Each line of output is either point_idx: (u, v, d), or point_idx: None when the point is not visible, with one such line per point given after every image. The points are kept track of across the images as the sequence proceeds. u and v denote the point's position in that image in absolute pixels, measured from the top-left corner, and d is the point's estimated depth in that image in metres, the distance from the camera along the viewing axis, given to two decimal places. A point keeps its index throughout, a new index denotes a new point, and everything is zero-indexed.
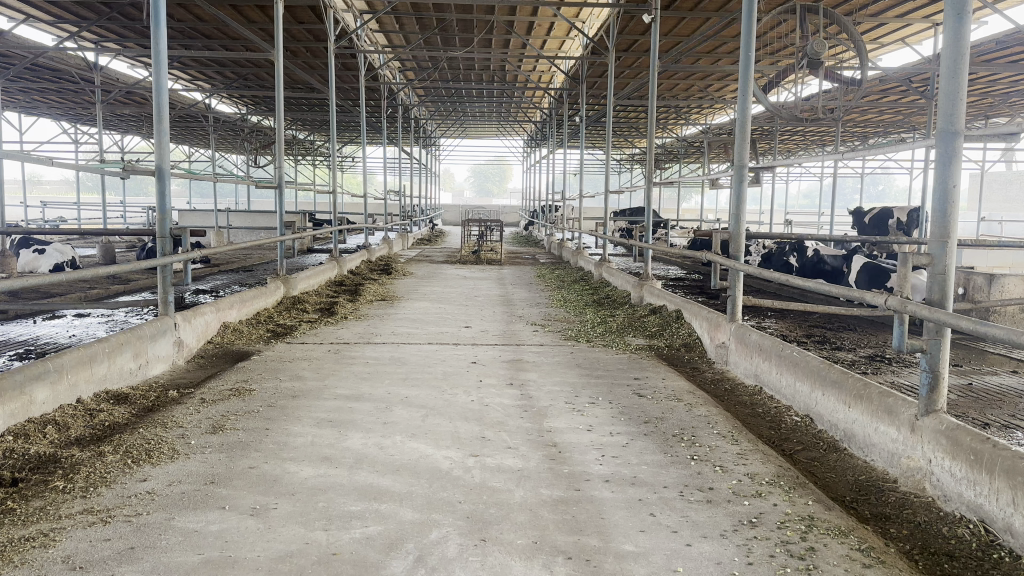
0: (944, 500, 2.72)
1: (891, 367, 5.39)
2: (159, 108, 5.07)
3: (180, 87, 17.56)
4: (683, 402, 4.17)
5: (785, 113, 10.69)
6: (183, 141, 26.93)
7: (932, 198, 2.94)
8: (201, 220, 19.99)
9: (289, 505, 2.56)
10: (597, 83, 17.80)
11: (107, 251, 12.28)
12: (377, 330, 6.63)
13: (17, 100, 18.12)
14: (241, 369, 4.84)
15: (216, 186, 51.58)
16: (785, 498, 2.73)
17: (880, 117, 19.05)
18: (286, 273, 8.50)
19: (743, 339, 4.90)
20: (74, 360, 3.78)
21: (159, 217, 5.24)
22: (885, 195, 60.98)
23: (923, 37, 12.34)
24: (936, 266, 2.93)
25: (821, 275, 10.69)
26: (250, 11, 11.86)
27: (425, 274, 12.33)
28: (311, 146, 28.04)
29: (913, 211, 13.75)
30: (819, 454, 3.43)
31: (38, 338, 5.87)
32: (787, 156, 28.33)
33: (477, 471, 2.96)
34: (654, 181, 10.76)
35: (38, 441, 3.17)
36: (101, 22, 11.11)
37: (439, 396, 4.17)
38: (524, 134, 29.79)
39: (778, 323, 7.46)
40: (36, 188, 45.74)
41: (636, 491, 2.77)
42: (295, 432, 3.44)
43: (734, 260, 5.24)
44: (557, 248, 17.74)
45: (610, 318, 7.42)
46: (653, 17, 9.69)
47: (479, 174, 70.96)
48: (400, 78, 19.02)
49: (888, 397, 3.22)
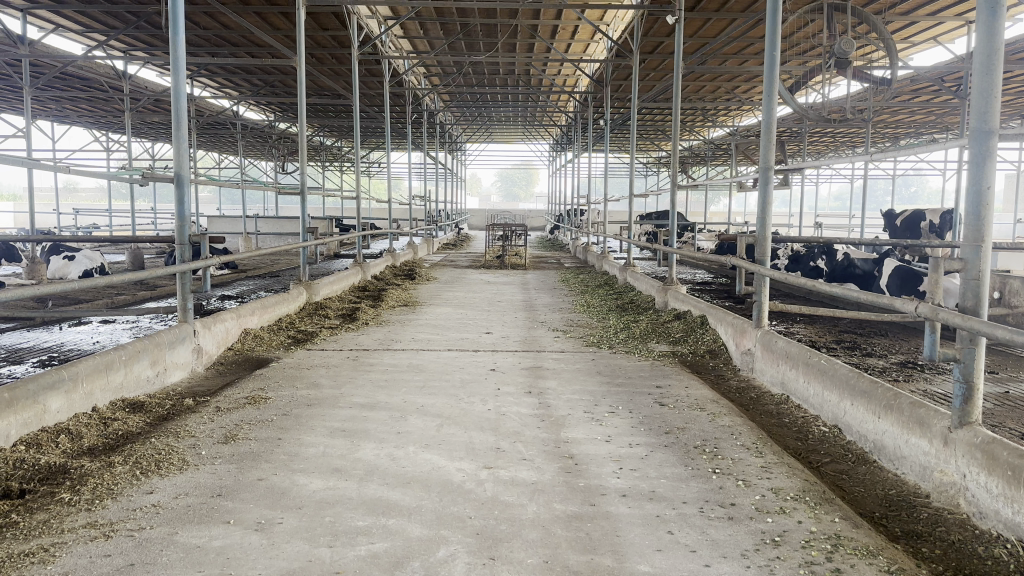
0: (980, 517, 2.56)
1: (925, 375, 5.18)
2: (177, 116, 5.10)
3: (208, 94, 17.85)
4: (706, 411, 4.03)
5: (815, 114, 10.43)
6: (212, 149, 27.41)
7: (964, 201, 2.78)
8: (229, 226, 20.31)
9: (296, 520, 2.51)
10: (622, 87, 17.70)
11: (136, 258, 12.48)
12: (397, 336, 6.58)
13: (50, 109, 18.59)
14: (258, 376, 4.83)
15: (245, 192, 52.47)
16: (810, 515, 2.59)
17: (912, 116, 18.60)
18: (308, 279, 8.52)
19: (770, 346, 4.74)
20: (89, 368, 3.80)
21: (178, 223, 5.26)
22: (918, 197, 59.69)
23: (957, 35, 12.00)
24: (970, 271, 2.76)
25: (852, 279, 10.41)
26: (275, 19, 11.98)
27: (448, 279, 12.31)
28: (338, 152, 28.34)
29: (947, 213, 13.30)
30: (847, 467, 3.28)
31: (62, 344, 5.95)
32: (816, 157, 27.84)
33: (489, 484, 2.87)
34: (680, 184, 10.55)
35: (50, 450, 3.18)
36: (128, 31, 11.33)
37: (456, 405, 4.09)
38: (549, 138, 29.74)
39: (807, 329, 7.25)
40: (72, 196, 46.99)
41: (654, 507, 2.66)
42: (307, 442, 3.40)
43: (759, 264, 5.07)
44: (582, 252, 17.59)
45: (633, 323, 7.28)
46: (678, 17, 9.52)
47: (505, 178, 71.38)
48: (424, 83, 19.12)
49: (920, 408, 3.06)
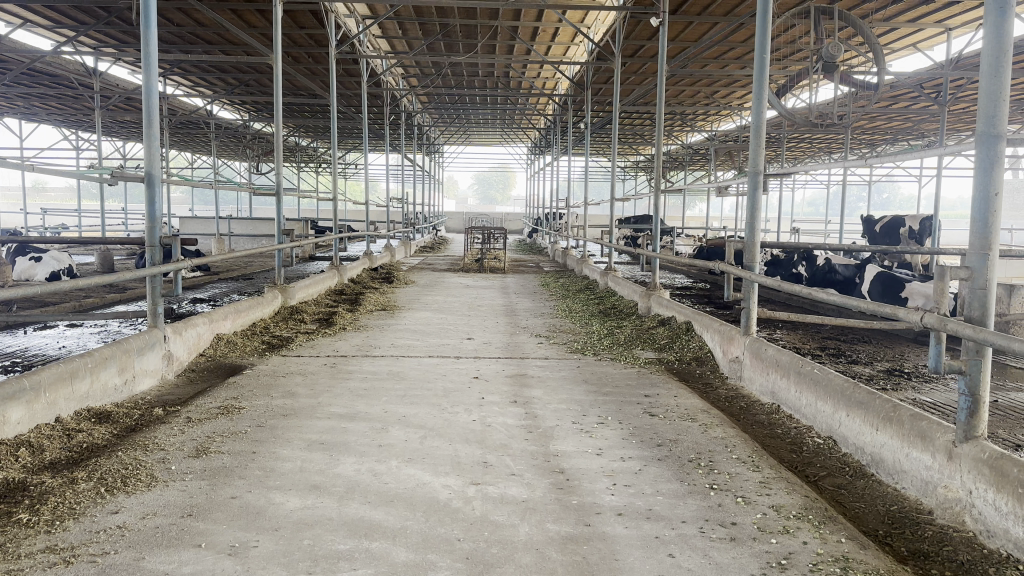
0: (988, 536, 2.47)
1: (913, 383, 5.13)
2: (149, 112, 4.86)
3: (181, 93, 17.47)
4: (699, 422, 3.92)
5: (797, 120, 10.47)
6: (185, 149, 26.88)
7: (972, 207, 2.71)
8: (202, 228, 19.89)
9: (272, 543, 2.33)
10: (603, 91, 17.73)
11: (105, 260, 12.12)
12: (376, 342, 6.38)
13: (16, 107, 18.06)
14: (231, 384, 4.62)
15: (218, 192, 51.91)
16: (815, 535, 2.48)
17: (889, 123, 18.87)
18: (284, 282, 8.28)
19: (760, 353, 4.66)
20: (52, 376, 3.57)
21: (148, 224, 5.01)
22: (890, 203, 60.92)
23: (935, 42, 12.15)
24: (977, 280, 2.69)
25: (832, 284, 10.48)
26: (251, 16, 11.71)
27: (427, 282, 12.11)
28: (314, 153, 28.01)
29: (925, 219, 13.42)
30: (845, 481, 3.19)
31: (26, 349, 5.69)
32: (794, 163, 28.15)
33: (477, 502, 2.72)
34: (662, 188, 10.48)
35: (9, 465, 2.97)
36: (98, 27, 11.00)
37: (439, 416, 3.92)
38: (528, 141, 29.68)
39: (790, 335, 7.21)
40: (39, 195, 45.96)
41: (653, 527, 2.53)
42: (283, 456, 3.21)
43: (748, 271, 4.99)
44: (562, 256, 17.56)
45: (617, 329, 7.19)
46: (661, 20, 9.46)
47: (483, 181, 71.68)
48: (403, 84, 18.94)
49: (922, 421, 2.97)
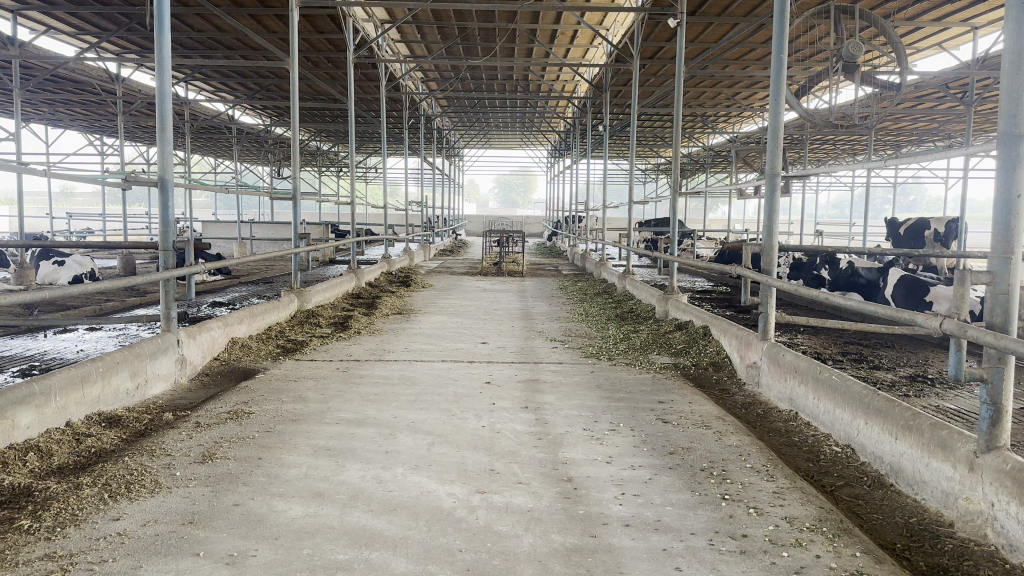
0: (1010, 550, 2.36)
1: (936, 390, 4.97)
2: (162, 117, 4.90)
3: (203, 98, 17.72)
4: (713, 430, 3.83)
5: (819, 120, 10.26)
6: (208, 154, 27.24)
7: (994, 209, 2.61)
8: (224, 231, 20.13)
9: (271, 552, 2.31)
10: (622, 93, 17.62)
11: (127, 264, 12.30)
12: (390, 346, 6.36)
13: (43, 113, 18.43)
14: (243, 389, 4.62)
15: (240, 197, 52.59)
16: (828, 549, 2.39)
17: (914, 124, 18.49)
18: (300, 286, 8.31)
19: (777, 359, 4.56)
20: (63, 381, 3.60)
21: (162, 229, 5.05)
22: (916, 205, 59.79)
23: (961, 41, 11.88)
24: (999, 284, 2.58)
25: (855, 288, 10.25)
26: (269, 21, 11.82)
27: (443, 286, 12.09)
28: (335, 158, 28.23)
29: (951, 222, 13.11)
30: (863, 491, 3.08)
31: (45, 353, 5.76)
32: (817, 164, 27.75)
33: (482, 512, 2.67)
34: (681, 190, 10.33)
35: (16, 470, 2.98)
36: (120, 33, 11.17)
37: (448, 422, 3.88)
38: (547, 144, 29.63)
39: (811, 340, 7.06)
40: (67, 200, 47.05)
41: (660, 540, 2.46)
42: (288, 462, 3.20)
43: (766, 274, 4.88)
44: (580, 259, 17.47)
45: (633, 334, 7.09)
46: (679, 20, 9.31)
47: (503, 185, 71.80)
48: (421, 88, 19.00)
49: (943, 431, 2.86)
